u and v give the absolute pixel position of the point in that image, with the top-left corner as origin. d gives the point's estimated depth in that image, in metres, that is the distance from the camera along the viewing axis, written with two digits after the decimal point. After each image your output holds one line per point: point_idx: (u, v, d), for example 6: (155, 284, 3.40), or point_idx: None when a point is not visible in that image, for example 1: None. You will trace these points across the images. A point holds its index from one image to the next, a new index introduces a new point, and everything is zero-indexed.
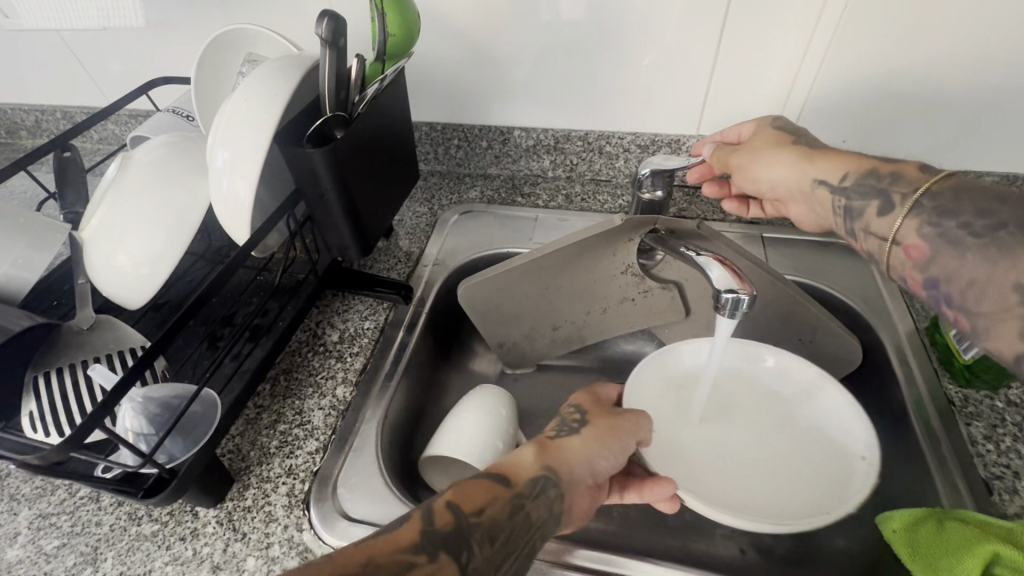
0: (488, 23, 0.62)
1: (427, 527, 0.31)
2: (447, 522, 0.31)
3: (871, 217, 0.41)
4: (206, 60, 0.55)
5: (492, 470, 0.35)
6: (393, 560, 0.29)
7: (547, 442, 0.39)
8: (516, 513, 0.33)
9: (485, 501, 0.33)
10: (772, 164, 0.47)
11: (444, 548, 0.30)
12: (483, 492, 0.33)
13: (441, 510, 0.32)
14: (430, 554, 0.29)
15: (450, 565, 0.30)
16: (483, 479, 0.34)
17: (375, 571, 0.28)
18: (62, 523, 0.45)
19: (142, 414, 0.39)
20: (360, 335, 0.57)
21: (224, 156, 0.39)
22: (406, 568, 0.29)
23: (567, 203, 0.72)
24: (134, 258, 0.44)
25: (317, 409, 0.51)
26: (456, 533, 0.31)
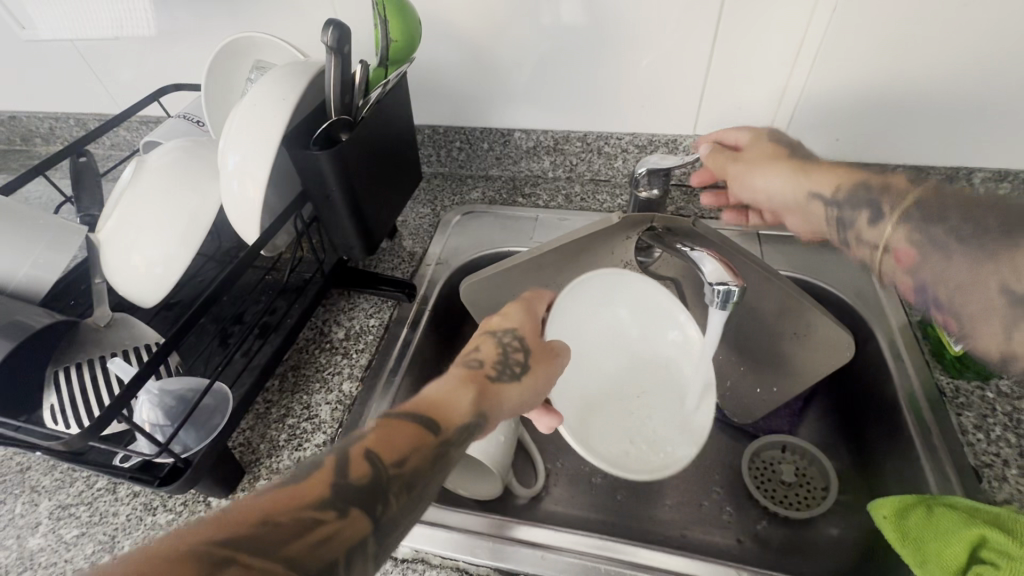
0: (488, 28, 0.64)
1: (340, 480, 0.31)
2: (364, 474, 0.31)
3: (862, 225, 0.42)
4: (217, 67, 0.57)
5: (419, 413, 0.35)
6: (298, 517, 0.28)
7: (480, 382, 0.40)
8: (438, 462, 0.34)
9: (407, 451, 0.33)
10: (767, 170, 0.49)
11: (356, 502, 0.30)
12: (405, 442, 0.33)
13: (357, 460, 0.32)
14: (340, 509, 0.29)
15: (361, 520, 0.30)
16: (410, 427, 0.34)
17: (282, 527, 0.27)
18: (81, 513, 0.46)
19: (159, 406, 0.41)
20: (365, 333, 0.59)
21: (235, 159, 0.41)
22: (313, 523, 0.28)
23: (567, 203, 0.73)
24: (148, 258, 0.46)
25: (324, 403, 0.52)
26: (370, 485, 0.31)
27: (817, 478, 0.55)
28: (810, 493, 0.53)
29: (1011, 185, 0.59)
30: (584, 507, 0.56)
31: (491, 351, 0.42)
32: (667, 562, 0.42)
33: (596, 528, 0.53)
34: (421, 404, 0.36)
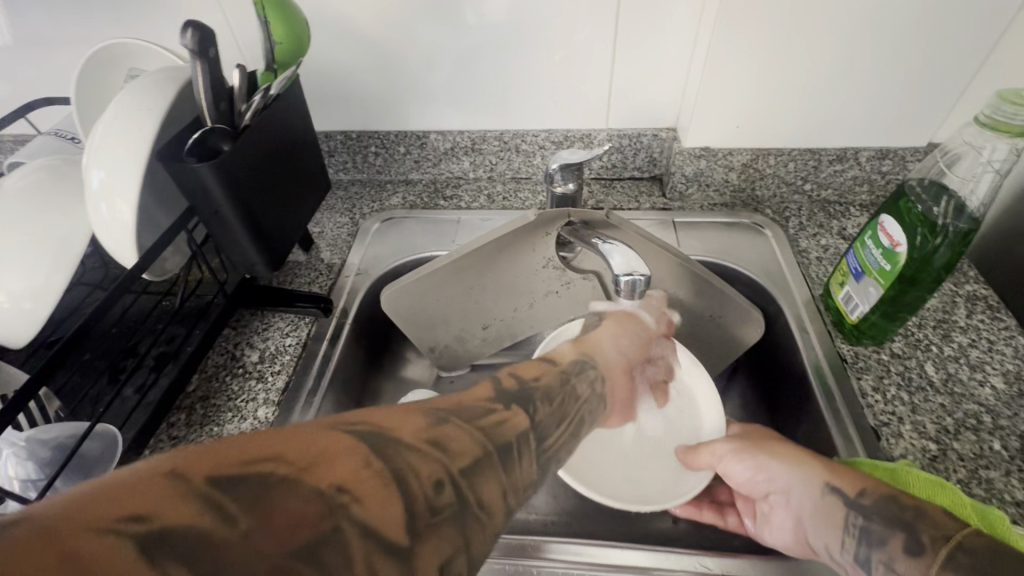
0: (392, 29, 0.62)
1: (500, 389, 0.35)
2: (491, 392, 0.34)
3: None
4: (85, 78, 0.52)
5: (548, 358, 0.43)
6: (479, 404, 0.32)
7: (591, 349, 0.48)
8: (563, 385, 0.40)
9: (538, 373, 0.40)
10: (793, 469, 0.43)
11: (514, 401, 0.34)
12: (535, 370, 0.40)
13: (491, 385, 0.35)
14: (504, 403, 0.33)
15: (522, 414, 0.33)
16: (536, 363, 0.41)
17: (467, 409, 0.31)
18: None
19: (29, 458, 0.36)
20: (282, 353, 0.55)
21: (100, 177, 0.37)
22: (487, 411, 0.32)
23: (489, 203, 0.73)
24: (10, 294, 0.41)
25: (237, 433, 0.49)
26: (520, 393, 0.35)
27: None
28: None
29: (893, 160, 0.63)
30: (525, 509, 0.55)
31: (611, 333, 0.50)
32: (602, 555, 0.42)
33: (538, 530, 0.53)
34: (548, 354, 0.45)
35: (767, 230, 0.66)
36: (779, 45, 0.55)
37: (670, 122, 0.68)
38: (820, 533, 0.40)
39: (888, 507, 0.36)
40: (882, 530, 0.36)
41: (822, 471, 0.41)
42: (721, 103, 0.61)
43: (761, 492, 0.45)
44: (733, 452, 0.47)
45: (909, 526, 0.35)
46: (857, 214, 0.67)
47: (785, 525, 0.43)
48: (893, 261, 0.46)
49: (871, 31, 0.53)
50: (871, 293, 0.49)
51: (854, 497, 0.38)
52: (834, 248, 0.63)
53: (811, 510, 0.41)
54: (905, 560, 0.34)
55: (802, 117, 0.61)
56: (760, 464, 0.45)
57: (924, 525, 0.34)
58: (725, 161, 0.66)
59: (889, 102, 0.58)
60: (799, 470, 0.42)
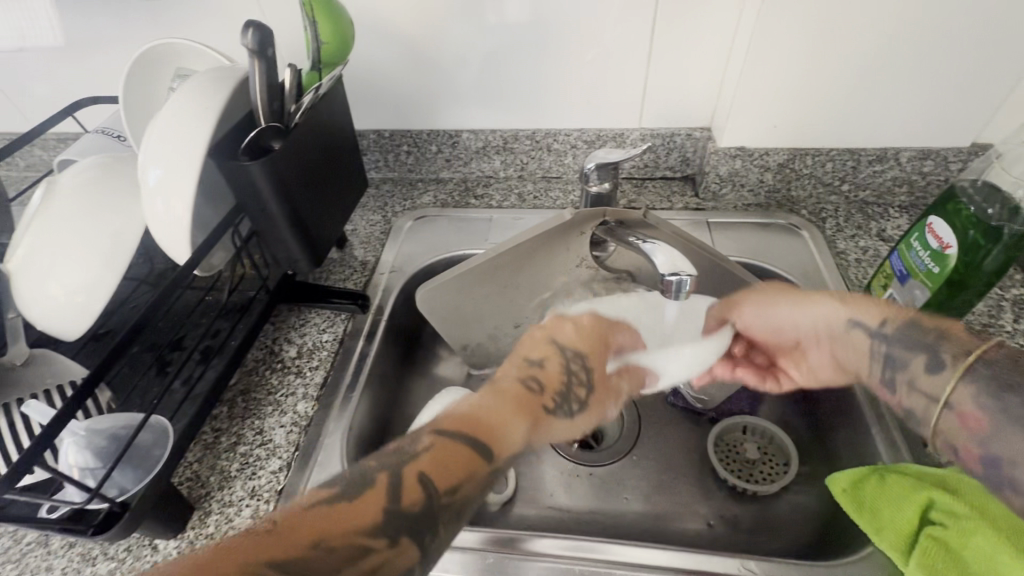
0: (428, 29, 0.62)
1: (392, 506, 0.31)
2: (417, 499, 0.32)
3: (917, 371, 0.37)
4: (135, 77, 0.53)
5: (476, 436, 0.36)
6: (346, 543, 0.30)
7: (531, 410, 0.40)
8: (486, 485, 0.35)
9: (459, 479, 0.34)
10: (806, 305, 0.45)
11: (406, 532, 0.31)
12: (458, 466, 0.34)
13: (411, 484, 0.33)
14: (390, 538, 0.31)
15: (411, 549, 0.31)
16: (460, 449, 0.34)
17: (329, 554, 0.29)
18: (8, 573, 0.42)
19: (88, 447, 0.37)
20: (319, 349, 0.56)
21: (157, 174, 0.38)
22: (361, 552, 0.30)
23: (520, 202, 0.73)
24: (67, 287, 0.42)
25: (278, 427, 0.50)
26: (424, 511, 0.32)
27: (778, 454, 0.56)
28: (772, 469, 0.55)
29: (935, 160, 0.62)
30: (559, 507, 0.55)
31: (556, 368, 0.42)
32: (642, 555, 0.42)
33: (572, 528, 0.53)
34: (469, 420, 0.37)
35: (804, 231, 0.65)
36: (821, 44, 0.54)
37: (704, 121, 0.68)
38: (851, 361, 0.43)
39: (908, 332, 0.38)
40: (905, 354, 0.38)
41: (833, 303, 0.43)
42: (759, 102, 0.60)
43: (792, 336, 0.48)
44: (748, 300, 0.47)
45: (930, 347, 0.37)
46: (897, 216, 0.66)
47: (824, 359, 0.46)
48: (942, 263, 0.45)
49: (917, 31, 0.52)
50: (917, 295, 0.48)
51: (876, 326, 0.40)
52: (874, 250, 0.62)
53: (835, 348, 0.44)
54: (928, 376, 0.36)
55: (842, 116, 0.60)
56: (772, 287, 0.47)
57: (947, 344, 0.36)
58: (761, 161, 0.65)
59: (933, 101, 0.57)
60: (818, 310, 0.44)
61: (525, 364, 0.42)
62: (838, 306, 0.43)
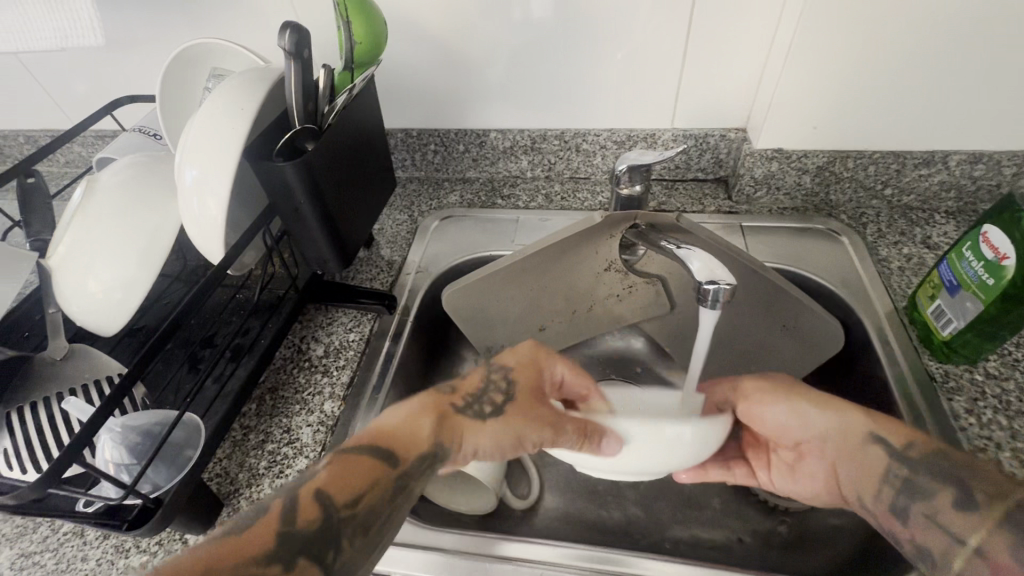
0: (459, 27, 0.62)
1: (286, 526, 0.32)
2: (314, 519, 0.32)
3: (942, 505, 0.35)
4: (171, 77, 0.54)
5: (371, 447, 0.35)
6: (243, 564, 0.30)
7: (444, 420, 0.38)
8: (396, 496, 0.35)
9: (360, 492, 0.34)
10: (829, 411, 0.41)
11: (301, 553, 0.31)
12: (359, 480, 0.34)
13: (307, 505, 0.33)
14: (285, 560, 0.31)
15: (309, 567, 0.31)
16: (367, 462, 0.35)
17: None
18: (46, 561, 0.43)
19: (123, 444, 0.38)
20: (345, 348, 0.56)
21: (193, 174, 0.38)
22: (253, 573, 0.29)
23: (547, 203, 0.72)
24: (105, 284, 0.43)
25: (305, 426, 0.50)
26: (320, 532, 0.32)
27: None
28: None
29: (988, 165, 0.58)
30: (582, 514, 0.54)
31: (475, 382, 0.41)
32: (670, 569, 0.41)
33: (596, 536, 0.52)
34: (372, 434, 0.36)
35: (843, 236, 0.62)
36: (867, 42, 0.52)
37: (739, 122, 0.66)
38: (852, 478, 0.40)
39: (935, 464, 0.37)
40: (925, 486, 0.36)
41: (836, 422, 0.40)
42: (797, 101, 0.58)
43: (796, 437, 0.43)
44: (764, 398, 0.43)
45: (961, 482, 0.35)
46: (943, 222, 0.63)
47: (821, 467, 0.43)
48: (997, 275, 0.43)
49: (975, 28, 0.49)
50: (968, 308, 0.45)
51: (900, 450, 0.38)
52: (919, 258, 0.60)
53: (839, 452, 0.41)
54: (954, 512, 0.34)
55: (888, 117, 0.57)
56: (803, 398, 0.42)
57: (979, 482, 0.34)
58: (799, 164, 0.63)
59: (987, 103, 0.54)
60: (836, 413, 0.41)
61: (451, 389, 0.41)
62: (840, 424, 0.40)
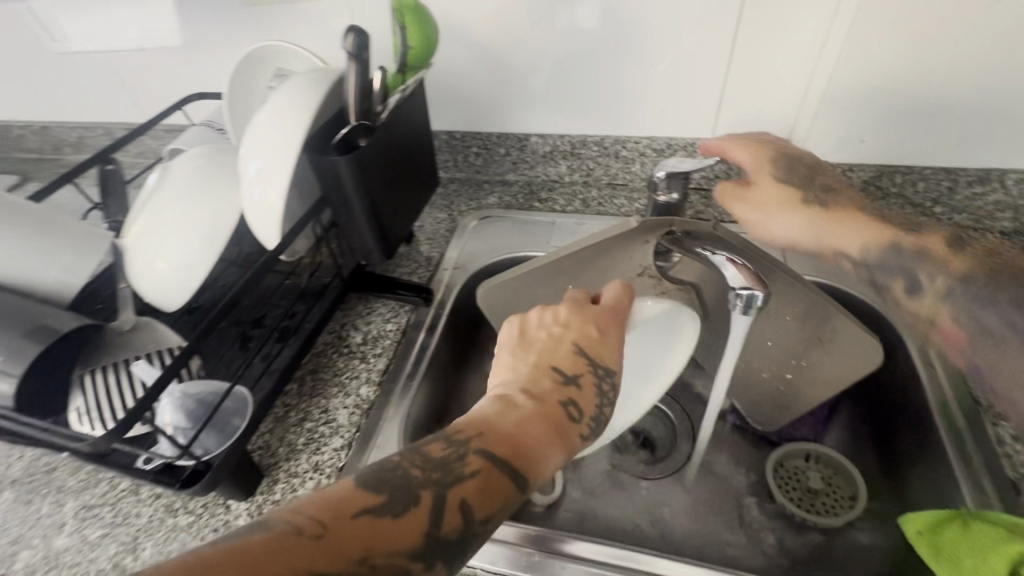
0: (506, 34, 0.64)
1: (433, 530, 0.27)
2: (456, 527, 0.28)
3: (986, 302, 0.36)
4: (238, 76, 0.58)
5: (514, 458, 0.31)
6: (388, 566, 0.25)
7: (568, 439, 0.35)
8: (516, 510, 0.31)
9: (498, 509, 0.29)
10: (828, 222, 0.44)
11: (443, 559, 0.27)
12: (499, 493, 0.30)
13: (452, 510, 0.28)
14: (427, 563, 0.26)
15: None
16: (505, 473, 0.30)
17: None
18: (104, 514, 0.47)
19: (180, 409, 0.41)
20: (383, 337, 0.59)
21: (257, 166, 0.42)
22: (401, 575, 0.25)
23: (583, 208, 0.73)
24: (171, 263, 0.47)
25: (342, 407, 0.53)
26: (462, 541, 0.28)
27: (844, 486, 0.53)
28: (837, 502, 0.52)
29: None
30: (604, 515, 0.55)
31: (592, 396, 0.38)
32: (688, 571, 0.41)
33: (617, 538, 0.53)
34: (512, 436, 0.33)
35: None
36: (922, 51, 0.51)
37: (783, 133, 0.65)
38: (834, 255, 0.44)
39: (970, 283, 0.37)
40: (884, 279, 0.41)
41: (854, 232, 0.43)
42: (836, 97, 0.57)
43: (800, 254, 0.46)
44: (776, 215, 0.45)
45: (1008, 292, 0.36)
46: None
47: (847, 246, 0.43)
48: None
49: None
50: None
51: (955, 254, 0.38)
52: None
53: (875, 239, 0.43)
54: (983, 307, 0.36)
55: (941, 133, 0.56)
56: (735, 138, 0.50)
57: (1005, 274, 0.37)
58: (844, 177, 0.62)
59: None
60: (825, 225, 0.44)
61: (561, 381, 0.38)
62: (873, 241, 0.42)
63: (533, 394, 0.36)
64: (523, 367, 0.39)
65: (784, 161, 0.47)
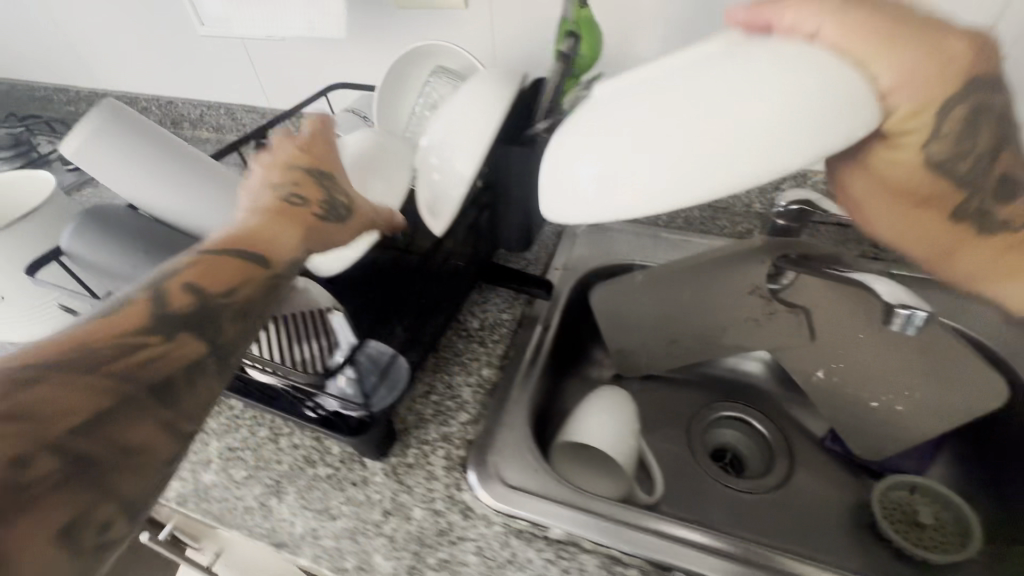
0: (637, 55, 0.68)
1: (156, 312, 0.34)
2: (187, 302, 0.35)
3: None
4: (393, 70, 0.63)
5: (238, 247, 0.39)
6: (118, 341, 0.32)
7: (298, 219, 0.43)
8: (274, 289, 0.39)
9: (233, 280, 0.37)
10: (922, 228, 0.38)
11: (183, 329, 0.34)
12: (227, 272, 0.37)
13: (177, 294, 0.35)
14: (164, 335, 0.33)
15: (191, 342, 0.34)
16: (234, 263, 0.38)
17: (100, 350, 0.31)
18: (247, 457, 0.50)
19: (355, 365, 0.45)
20: (499, 325, 0.62)
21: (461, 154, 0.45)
22: (141, 345, 0.32)
23: (687, 225, 0.76)
24: None
25: (465, 385, 0.56)
26: (198, 314, 0.35)
27: (952, 523, 0.52)
28: (946, 539, 0.51)
29: None
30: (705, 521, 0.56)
31: (317, 189, 0.45)
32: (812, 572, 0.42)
33: None
34: (230, 238, 0.40)
35: None
36: None
37: None
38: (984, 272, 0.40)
39: None
40: None
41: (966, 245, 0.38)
42: None
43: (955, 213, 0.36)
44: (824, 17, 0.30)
45: None
46: None
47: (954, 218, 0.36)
48: None
49: None
50: None
51: None
52: None
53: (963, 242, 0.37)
54: None
55: None
56: (842, 22, 0.30)
57: None
58: None
59: None
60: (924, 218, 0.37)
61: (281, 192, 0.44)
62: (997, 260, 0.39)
63: (255, 206, 0.43)
64: (253, 191, 0.45)
65: (967, 120, 0.31)
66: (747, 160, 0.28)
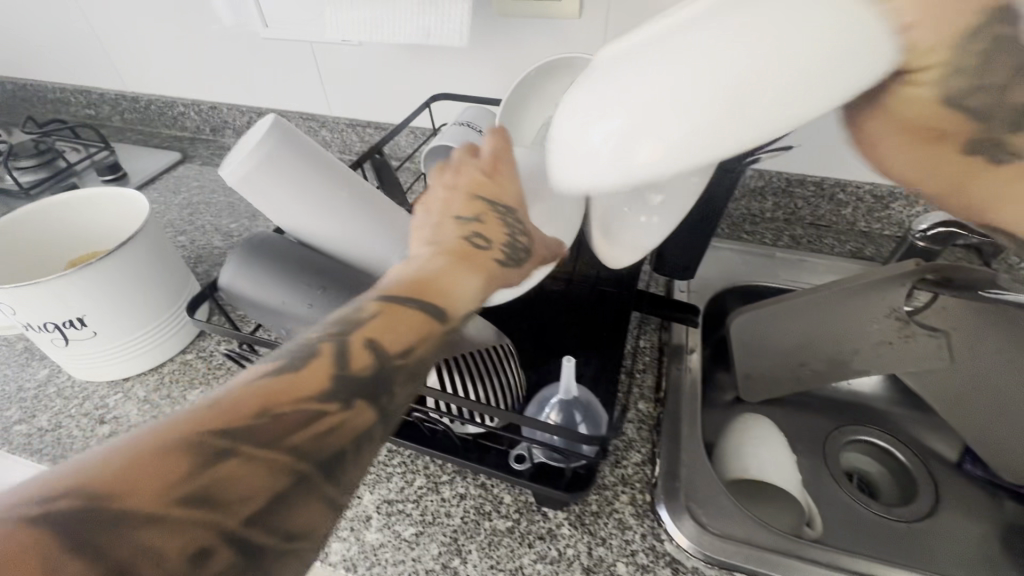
0: None
1: (338, 371, 0.26)
2: (366, 364, 0.27)
3: None
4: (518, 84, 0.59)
5: (420, 297, 0.30)
6: (297, 409, 0.24)
7: (478, 263, 0.35)
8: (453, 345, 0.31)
9: (410, 337, 0.29)
10: None
11: (361, 394, 0.26)
12: (408, 328, 0.29)
13: (357, 351, 0.27)
14: (343, 400, 0.26)
15: (364, 413, 0.26)
16: (416, 314, 0.30)
17: (279, 421, 0.24)
18: (411, 511, 0.46)
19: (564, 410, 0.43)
20: (641, 353, 0.59)
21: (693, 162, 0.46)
22: (314, 416, 0.25)
23: (793, 244, 0.75)
24: None
25: (627, 421, 0.52)
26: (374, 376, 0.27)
27: None
28: None
29: None
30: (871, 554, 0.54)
31: (498, 227, 0.38)
32: None
33: None
34: (412, 283, 0.31)
35: None
36: None
37: None
38: None
39: None
40: None
41: None
42: None
43: None
44: None
45: None
46: None
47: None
48: None
49: None
50: None
51: None
52: None
53: None
54: None
55: None
56: None
57: None
58: None
59: None
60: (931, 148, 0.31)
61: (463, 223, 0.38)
62: None
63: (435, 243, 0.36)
64: (426, 229, 0.38)
65: None
66: (765, 111, 0.25)
